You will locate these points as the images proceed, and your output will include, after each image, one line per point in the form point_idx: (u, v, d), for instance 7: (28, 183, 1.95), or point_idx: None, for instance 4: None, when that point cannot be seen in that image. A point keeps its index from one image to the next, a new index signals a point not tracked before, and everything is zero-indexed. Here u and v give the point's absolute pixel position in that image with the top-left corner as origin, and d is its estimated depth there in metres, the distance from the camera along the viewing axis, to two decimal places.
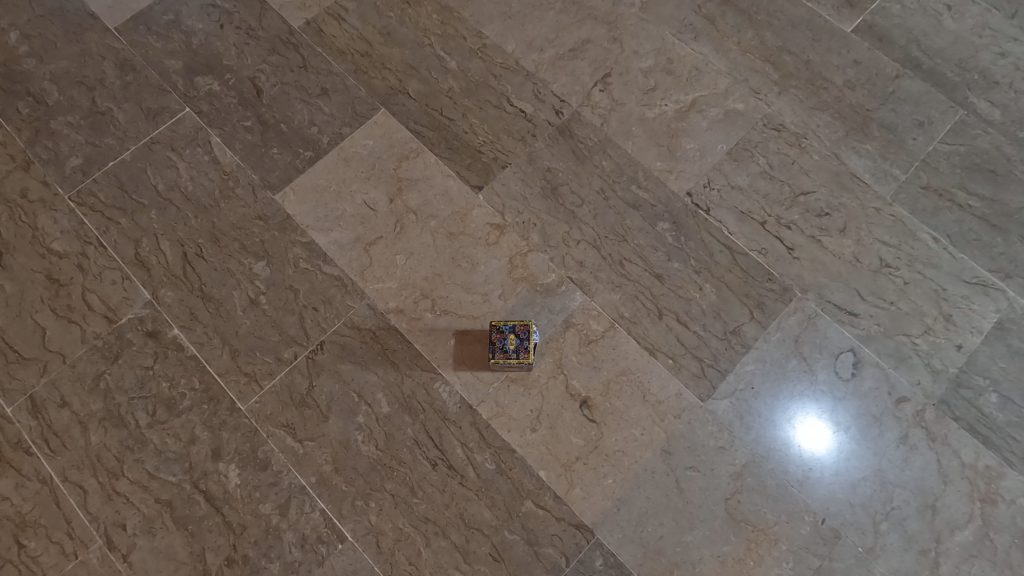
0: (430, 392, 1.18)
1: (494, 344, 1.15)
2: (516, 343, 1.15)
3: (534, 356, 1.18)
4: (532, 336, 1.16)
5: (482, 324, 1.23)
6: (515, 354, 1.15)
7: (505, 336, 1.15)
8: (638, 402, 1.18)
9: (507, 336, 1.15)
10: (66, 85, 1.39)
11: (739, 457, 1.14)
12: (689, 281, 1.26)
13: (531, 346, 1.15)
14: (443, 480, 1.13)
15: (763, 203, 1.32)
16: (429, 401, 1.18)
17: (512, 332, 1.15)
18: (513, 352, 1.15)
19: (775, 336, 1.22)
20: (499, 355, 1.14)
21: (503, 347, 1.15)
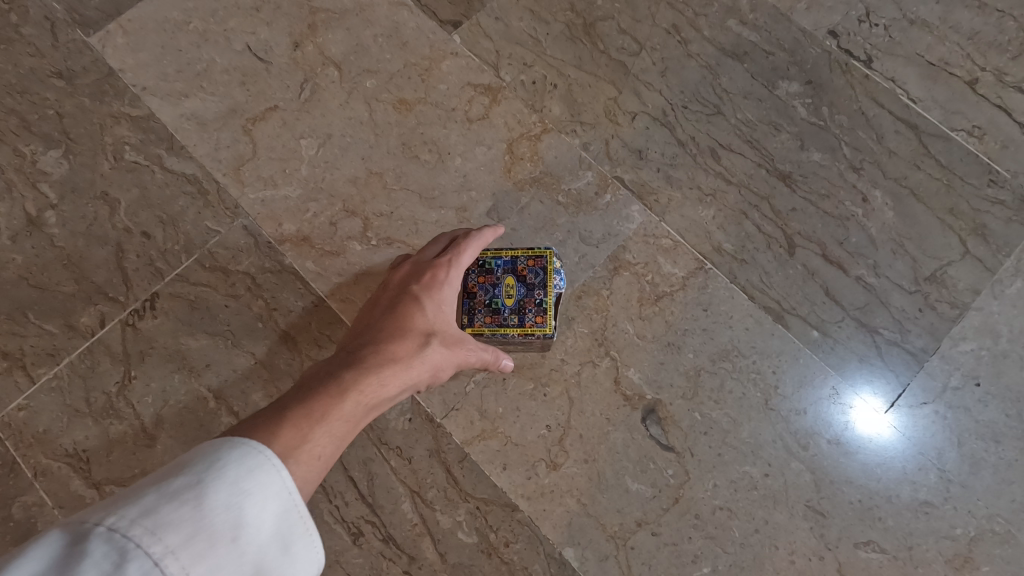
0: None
1: (472, 296, 0.58)
2: (520, 297, 0.58)
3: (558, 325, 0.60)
4: (553, 279, 0.58)
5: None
6: (515, 321, 0.58)
7: (498, 281, 0.58)
8: (755, 413, 0.61)
9: (500, 281, 0.58)
10: None
11: (963, 527, 0.57)
12: (841, 186, 0.68)
13: (553, 301, 0.57)
14: (376, 566, 0.57)
15: (972, 47, 0.72)
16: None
17: (510, 274, 0.58)
18: (511, 316, 0.58)
19: (1014, 288, 0.64)
20: (482, 320, 0.57)
21: (492, 303, 0.58)
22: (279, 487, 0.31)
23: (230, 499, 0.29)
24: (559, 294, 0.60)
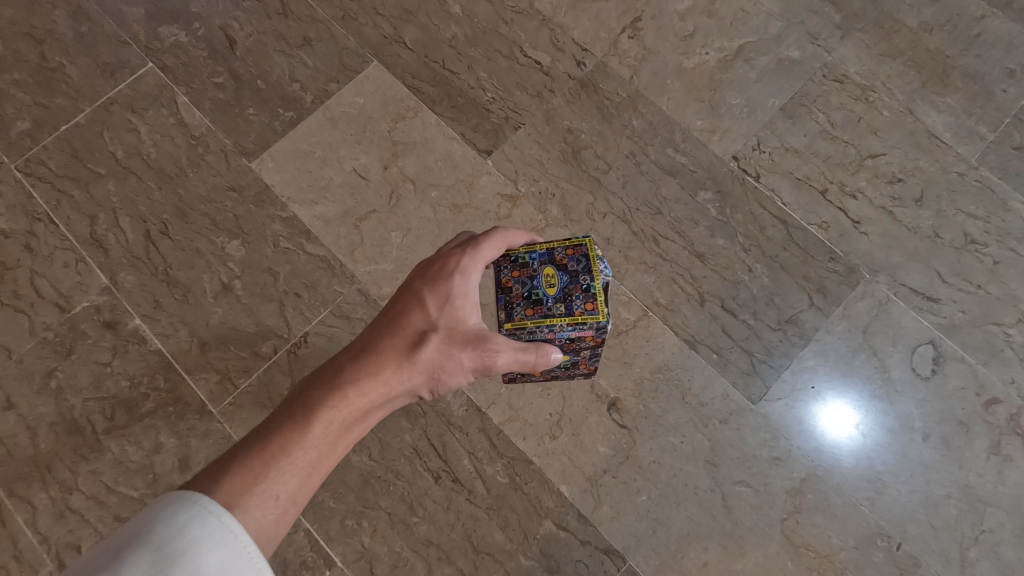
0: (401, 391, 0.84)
1: (512, 291, 0.77)
2: (560, 285, 0.76)
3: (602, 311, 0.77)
4: (583, 266, 0.77)
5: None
6: (558, 307, 0.75)
7: (535, 272, 0.77)
8: (677, 404, 0.99)
9: (536, 274, 0.77)
10: (13, 37, 1.22)
11: (798, 471, 0.96)
12: (736, 261, 1.07)
13: (585, 285, 0.75)
14: (448, 497, 0.96)
15: (824, 167, 1.12)
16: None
17: (545, 267, 0.77)
18: (552, 303, 0.75)
19: (839, 326, 1.03)
20: (527, 307, 0.75)
21: (531, 294, 0.76)
22: (215, 535, 0.48)
23: (169, 553, 0.45)
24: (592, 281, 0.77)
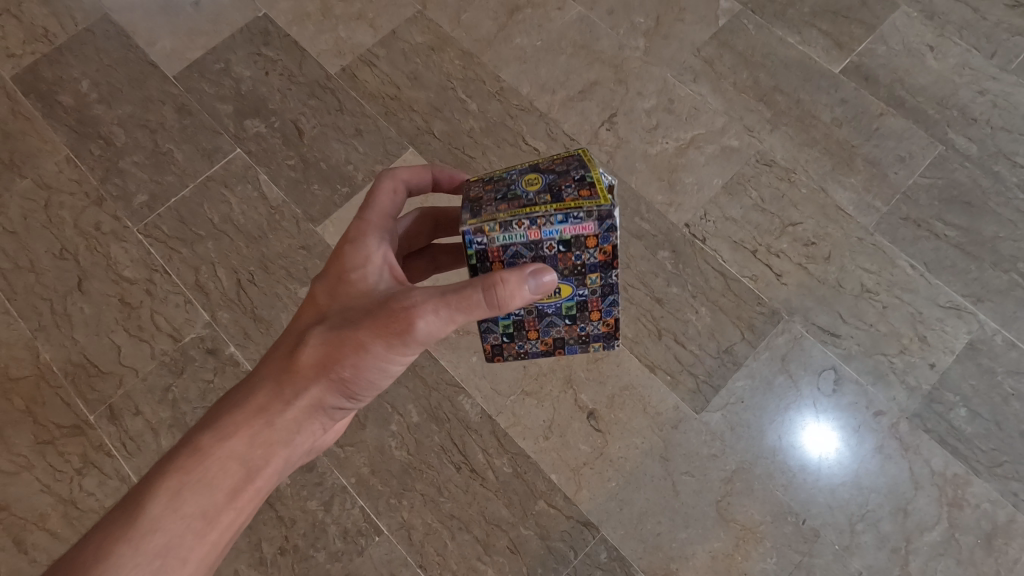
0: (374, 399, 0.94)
1: (482, 198, 0.76)
2: (542, 182, 0.75)
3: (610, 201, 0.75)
4: (583, 163, 0.77)
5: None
6: (543, 198, 0.73)
7: (513, 180, 0.77)
8: (639, 413, 1.32)
9: (516, 179, 0.77)
10: (132, 128, 1.59)
11: (730, 464, 1.28)
12: (686, 304, 1.40)
13: (586, 176, 0.75)
14: (467, 482, 1.28)
15: (755, 232, 1.46)
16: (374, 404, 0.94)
17: (530, 173, 0.77)
18: (534, 197, 0.74)
19: (763, 354, 1.35)
20: (505, 202, 0.74)
21: (508, 195, 0.75)
22: None
23: None
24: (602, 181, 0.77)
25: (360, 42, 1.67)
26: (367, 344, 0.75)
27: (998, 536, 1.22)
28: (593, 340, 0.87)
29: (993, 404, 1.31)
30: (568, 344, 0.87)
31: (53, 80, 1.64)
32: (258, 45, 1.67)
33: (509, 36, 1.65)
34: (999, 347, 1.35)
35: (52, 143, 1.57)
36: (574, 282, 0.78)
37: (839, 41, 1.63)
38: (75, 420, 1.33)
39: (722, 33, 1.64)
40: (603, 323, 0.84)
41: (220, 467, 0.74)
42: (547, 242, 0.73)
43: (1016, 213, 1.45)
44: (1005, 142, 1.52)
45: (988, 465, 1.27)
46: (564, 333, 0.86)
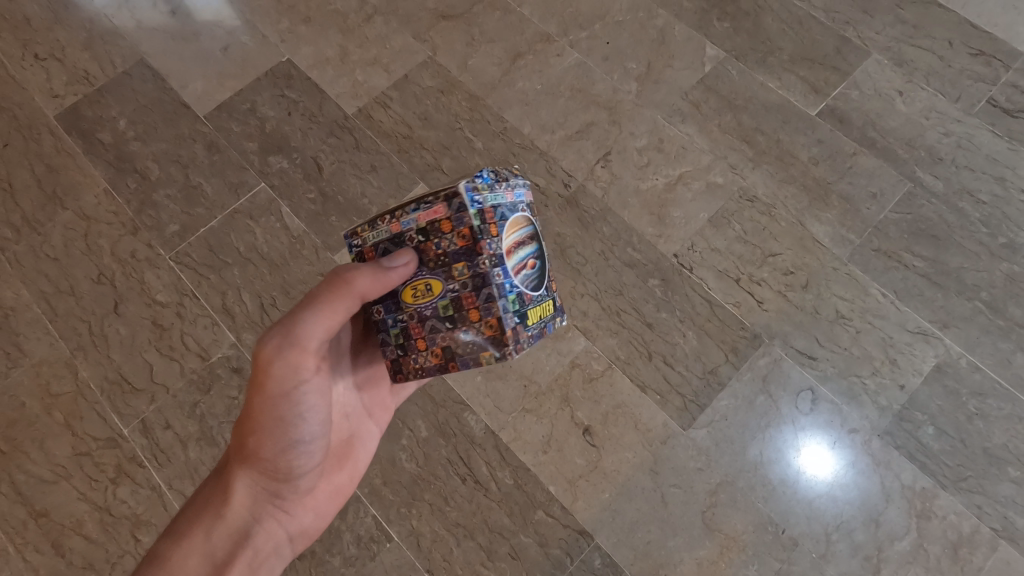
0: (352, 472, 0.99)
1: None
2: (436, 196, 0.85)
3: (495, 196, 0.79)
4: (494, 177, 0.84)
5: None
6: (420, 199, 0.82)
7: None
8: (631, 429, 1.43)
9: None
10: (166, 163, 1.73)
11: (714, 478, 1.39)
12: (675, 329, 1.51)
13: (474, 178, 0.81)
14: (471, 493, 1.38)
15: (738, 262, 1.58)
16: (350, 477, 0.99)
17: None
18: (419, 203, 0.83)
19: (746, 375, 1.47)
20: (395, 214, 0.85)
21: None
22: None
23: None
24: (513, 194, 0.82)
25: (376, 86, 1.81)
26: (251, 407, 0.84)
27: (962, 545, 1.32)
28: (481, 350, 0.81)
29: (958, 422, 1.41)
30: (455, 357, 0.82)
31: (93, 119, 1.79)
32: (282, 87, 1.81)
33: (512, 80, 1.80)
34: (963, 370, 1.46)
35: (91, 177, 1.71)
36: (442, 277, 0.79)
37: (815, 86, 1.76)
38: (110, 433, 1.45)
39: (708, 78, 1.78)
40: (485, 325, 0.79)
41: (182, 561, 0.86)
42: (409, 233, 0.79)
43: (979, 246, 1.57)
44: (969, 180, 1.64)
45: (954, 480, 1.37)
46: (449, 342, 0.82)
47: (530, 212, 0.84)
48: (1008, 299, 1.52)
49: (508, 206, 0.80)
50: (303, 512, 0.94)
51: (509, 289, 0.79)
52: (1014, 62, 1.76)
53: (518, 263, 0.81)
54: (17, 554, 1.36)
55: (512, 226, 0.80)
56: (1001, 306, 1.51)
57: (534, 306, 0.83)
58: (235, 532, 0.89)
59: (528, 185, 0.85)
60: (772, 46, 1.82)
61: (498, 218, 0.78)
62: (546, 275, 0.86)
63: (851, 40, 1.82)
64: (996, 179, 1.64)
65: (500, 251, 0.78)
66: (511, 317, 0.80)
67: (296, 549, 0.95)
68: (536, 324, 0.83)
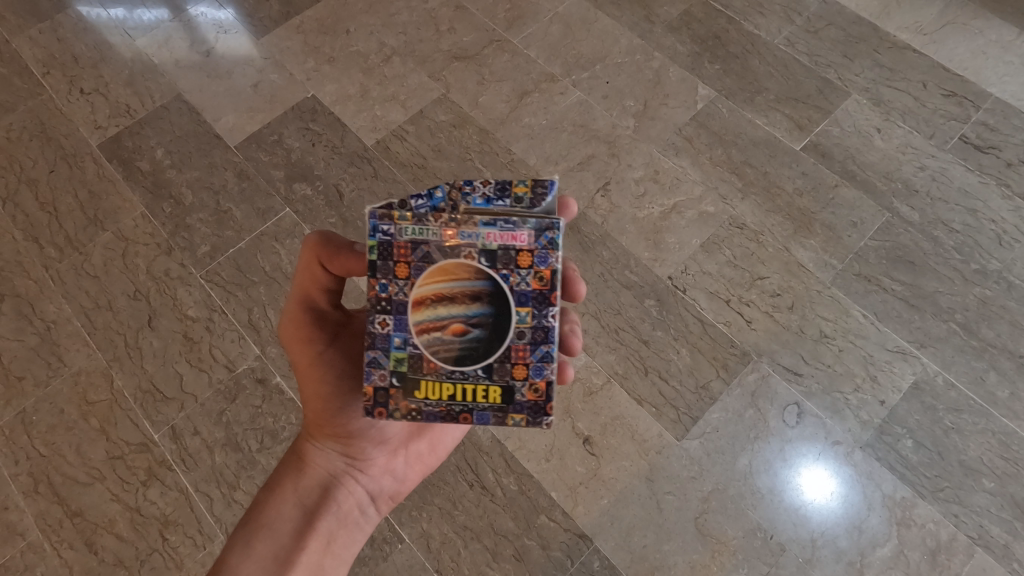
0: (433, 441, 1.03)
1: None
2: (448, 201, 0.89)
3: (421, 225, 0.80)
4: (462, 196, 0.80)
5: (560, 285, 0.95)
6: None
7: None
8: (628, 439, 1.53)
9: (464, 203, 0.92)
10: (199, 190, 1.87)
11: (707, 485, 1.48)
12: (669, 346, 1.62)
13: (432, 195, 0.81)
14: (478, 497, 1.47)
15: (728, 285, 1.70)
16: (430, 445, 1.03)
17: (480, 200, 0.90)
18: None
19: (735, 390, 1.57)
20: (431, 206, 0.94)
21: None
22: None
23: None
24: (452, 223, 0.80)
25: (393, 120, 1.97)
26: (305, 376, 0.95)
27: (941, 552, 1.41)
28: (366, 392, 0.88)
29: (935, 436, 1.51)
30: None
31: (133, 149, 1.94)
32: (307, 121, 1.97)
33: (519, 116, 1.95)
34: (940, 387, 1.56)
35: (130, 201, 1.85)
36: None
37: (799, 123, 1.91)
38: (142, 438, 1.55)
39: (700, 115, 1.93)
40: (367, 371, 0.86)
41: (277, 510, 0.93)
42: None
43: (953, 271, 1.69)
44: (943, 211, 1.77)
45: (932, 490, 1.46)
46: None
47: (481, 265, 0.81)
48: (980, 321, 1.63)
49: (436, 249, 0.81)
50: (382, 473, 0.99)
51: (398, 344, 0.84)
52: (983, 103, 1.91)
53: (428, 319, 0.83)
54: (53, 550, 1.46)
55: (435, 274, 0.82)
56: (974, 327, 1.62)
57: (432, 378, 0.84)
58: (319, 486, 0.96)
59: (496, 230, 0.80)
60: (759, 87, 1.97)
61: (415, 258, 0.81)
62: (475, 350, 0.83)
63: (832, 81, 1.97)
64: (969, 210, 1.76)
65: (398, 298, 0.83)
66: (389, 375, 0.84)
67: (381, 508, 1.00)
68: (434, 402, 0.84)
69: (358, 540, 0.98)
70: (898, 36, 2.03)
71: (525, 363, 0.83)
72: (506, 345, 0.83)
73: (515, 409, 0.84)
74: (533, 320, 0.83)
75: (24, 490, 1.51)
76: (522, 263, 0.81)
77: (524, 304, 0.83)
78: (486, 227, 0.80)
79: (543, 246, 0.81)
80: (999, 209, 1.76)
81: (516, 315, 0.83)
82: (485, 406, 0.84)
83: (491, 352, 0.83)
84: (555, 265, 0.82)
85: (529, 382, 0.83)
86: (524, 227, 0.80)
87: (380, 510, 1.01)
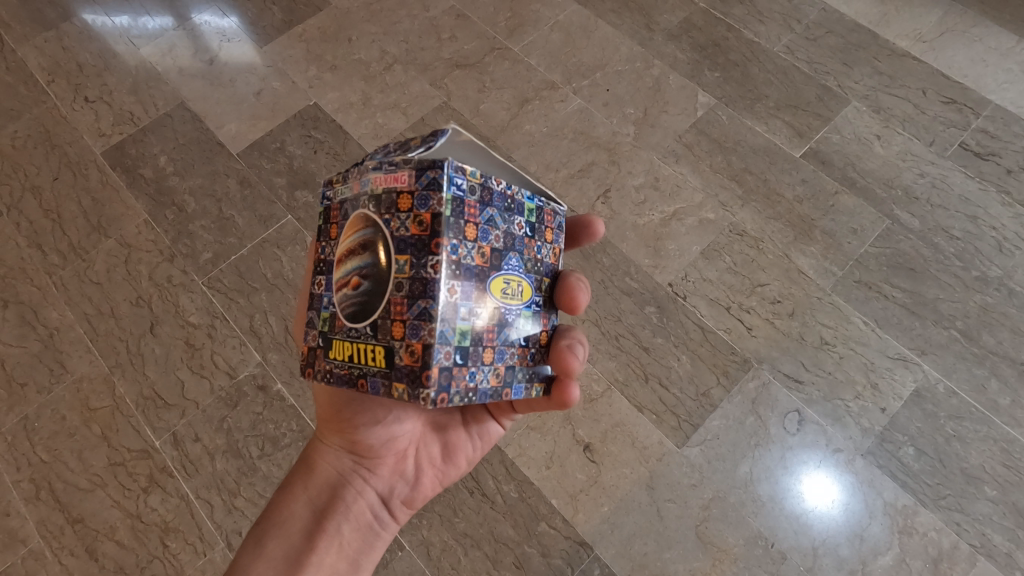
0: (449, 446, 1.02)
1: None
2: None
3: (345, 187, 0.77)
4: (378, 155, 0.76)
5: (529, 270, 0.81)
6: None
7: None
8: (628, 446, 1.53)
9: None
10: (201, 197, 1.88)
11: (707, 493, 1.48)
12: (670, 353, 1.62)
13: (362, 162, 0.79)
14: (479, 504, 1.47)
15: (729, 292, 1.70)
16: (445, 450, 1.02)
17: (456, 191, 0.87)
18: None
19: (736, 397, 1.57)
20: None
21: None
22: None
23: None
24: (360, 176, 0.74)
25: (394, 127, 1.98)
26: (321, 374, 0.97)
27: (943, 560, 1.40)
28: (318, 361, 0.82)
29: (937, 444, 1.51)
30: None
31: (136, 156, 1.95)
32: (309, 128, 1.98)
33: (519, 123, 1.96)
34: (941, 394, 1.55)
35: (133, 208, 1.87)
36: None
37: (798, 130, 1.91)
38: (143, 444, 1.56)
39: (700, 122, 1.94)
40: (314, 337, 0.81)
41: (290, 509, 0.93)
42: None
43: (953, 278, 1.69)
44: (943, 218, 1.77)
45: (934, 498, 1.45)
46: None
47: (371, 211, 0.72)
48: (981, 328, 1.63)
49: (349, 204, 0.75)
50: (395, 476, 0.98)
51: (326, 303, 0.77)
52: (983, 110, 1.91)
53: (342, 275, 0.74)
54: (53, 557, 1.46)
55: (348, 230, 0.75)
56: (975, 335, 1.62)
57: (339, 337, 0.74)
58: (331, 487, 0.95)
59: (382, 173, 0.72)
60: (759, 94, 1.98)
61: (341, 219, 0.77)
62: (369, 305, 0.71)
63: (832, 89, 1.98)
64: (969, 217, 1.77)
65: (330, 260, 0.78)
66: (318, 335, 0.77)
67: (394, 513, 0.99)
68: (339, 363, 0.73)
69: (371, 546, 0.95)
70: (898, 43, 2.03)
71: (402, 320, 0.68)
72: (386, 299, 0.69)
73: (396, 376, 0.68)
74: (411, 269, 0.68)
75: (25, 497, 1.51)
76: (402, 207, 0.69)
77: (403, 252, 0.69)
78: (375, 172, 0.72)
79: (423, 185, 0.68)
80: (1000, 216, 1.76)
81: (393, 265, 0.69)
82: (373, 371, 0.70)
83: (376, 307, 0.70)
84: (438, 207, 0.68)
85: (406, 343, 0.68)
86: (407, 165, 0.70)
87: (394, 516, 0.99)
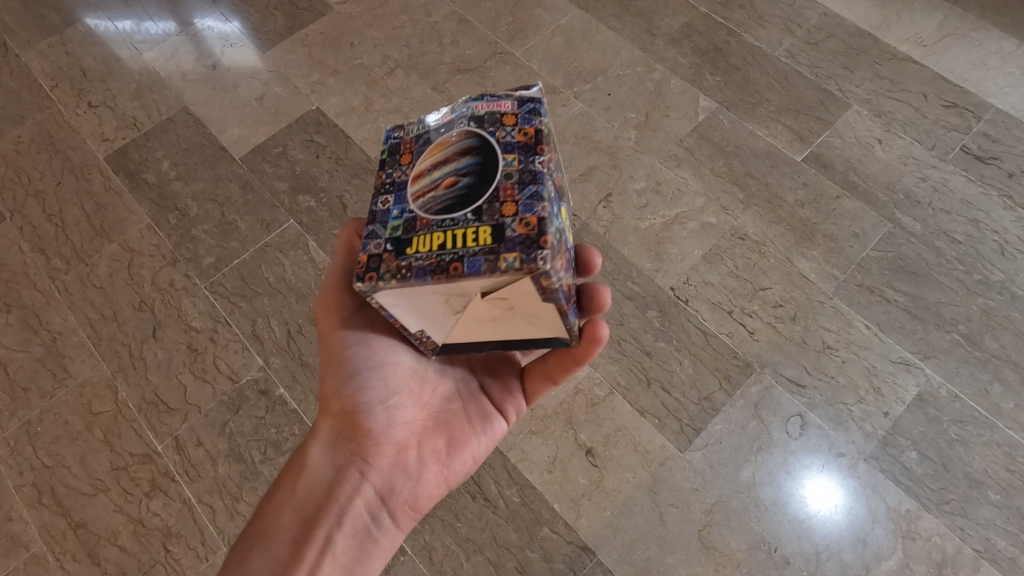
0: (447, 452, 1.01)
1: None
2: None
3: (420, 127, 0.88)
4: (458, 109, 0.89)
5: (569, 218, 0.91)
6: None
7: None
8: (630, 451, 1.53)
9: None
10: (204, 202, 1.89)
11: (709, 498, 1.47)
12: (672, 357, 1.62)
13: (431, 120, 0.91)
14: (481, 509, 1.47)
15: (731, 296, 1.70)
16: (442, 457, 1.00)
17: None
18: None
19: (738, 402, 1.57)
20: None
21: None
22: None
23: None
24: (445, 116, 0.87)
25: None
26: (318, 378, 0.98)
27: (947, 565, 1.40)
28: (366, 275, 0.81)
29: (939, 448, 1.50)
30: None
31: (139, 161, 1.96)
32: (311, 133, 1.99)
33: None
34: (943, 398, 1.55)
35: (136, 213, 1.87)
36: None
37: (800, 134, 1.92)
38: (146, 449, 1.56)
39: (701, 127, 1.94)
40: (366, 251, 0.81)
41: (280, 514, 0.93)
42: None
43: (956, 282, 1.69)
44: (944, 221, 1.77)
45: (937, 502, 1.45)
46: None
47: (469, 130, 0.84)
48: (983, 332, 1.62)
49: (434, 131, 0.86)
50: (390, 481, 0.97)
51: (396, 215, 0.81)
52: (984, 113, 1.91)
53: (425, 184, 0.82)
54: (55, 562, 1.46)
55: (432, 151, 0.85)
56: (978, 338, 1.62)
57: (425, 232, 0.77)
58: (322, 491, 0.95)
59: (483, 102, 0.85)
60: (760, 98, 1.98)
61: (417, 147, 0.86)
62: (463, 200, 0.79)
63: (833, 93, 1.98)
64: (971, 221, 1.76)
65: (401, 178, 0.84)
66: (384, 243, 0.79)
67: (388, 519, 0.97)
68: (426, 254, 0.76)
69: (365, 552, 0.95)
70: (898, 47, 2.04)
71: (514, 200, 0.76)
72: (493, 187, 0.78)
73: (508, 249, 0.73)
74: (519, 163, 0.79)
75: (28, 502, 1.51)
76: (507, 122, 0.83)
77: (510, 152, 0.80)
78: (474, 103, 0.86)
79: (526, 111, 0.83)
80: (1001, 220, 1.76)
81: (501, 161, 0.80)
82: (476, 250, 0.74)
83: (480, 194, 0.78)
84: (541, 124, 0.82)
85: (520, 217, 0.75)
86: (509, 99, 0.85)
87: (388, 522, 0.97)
